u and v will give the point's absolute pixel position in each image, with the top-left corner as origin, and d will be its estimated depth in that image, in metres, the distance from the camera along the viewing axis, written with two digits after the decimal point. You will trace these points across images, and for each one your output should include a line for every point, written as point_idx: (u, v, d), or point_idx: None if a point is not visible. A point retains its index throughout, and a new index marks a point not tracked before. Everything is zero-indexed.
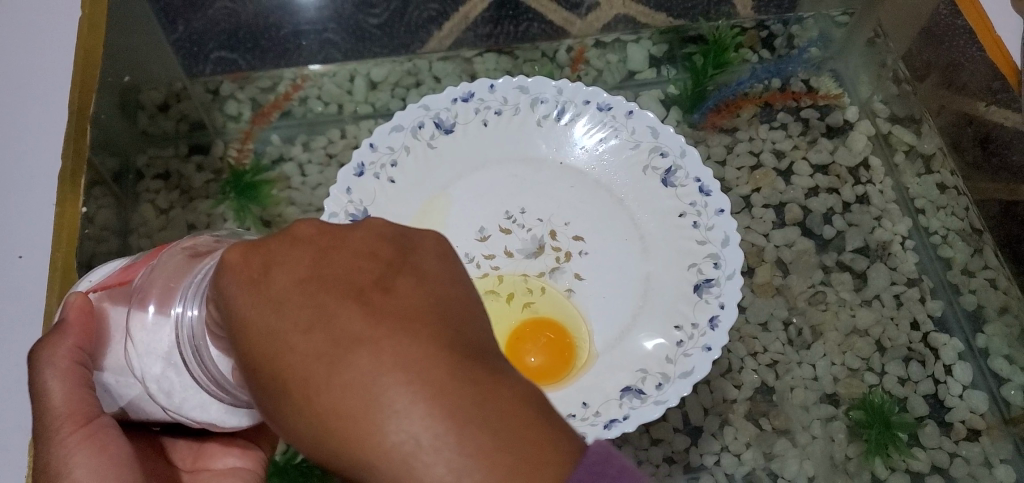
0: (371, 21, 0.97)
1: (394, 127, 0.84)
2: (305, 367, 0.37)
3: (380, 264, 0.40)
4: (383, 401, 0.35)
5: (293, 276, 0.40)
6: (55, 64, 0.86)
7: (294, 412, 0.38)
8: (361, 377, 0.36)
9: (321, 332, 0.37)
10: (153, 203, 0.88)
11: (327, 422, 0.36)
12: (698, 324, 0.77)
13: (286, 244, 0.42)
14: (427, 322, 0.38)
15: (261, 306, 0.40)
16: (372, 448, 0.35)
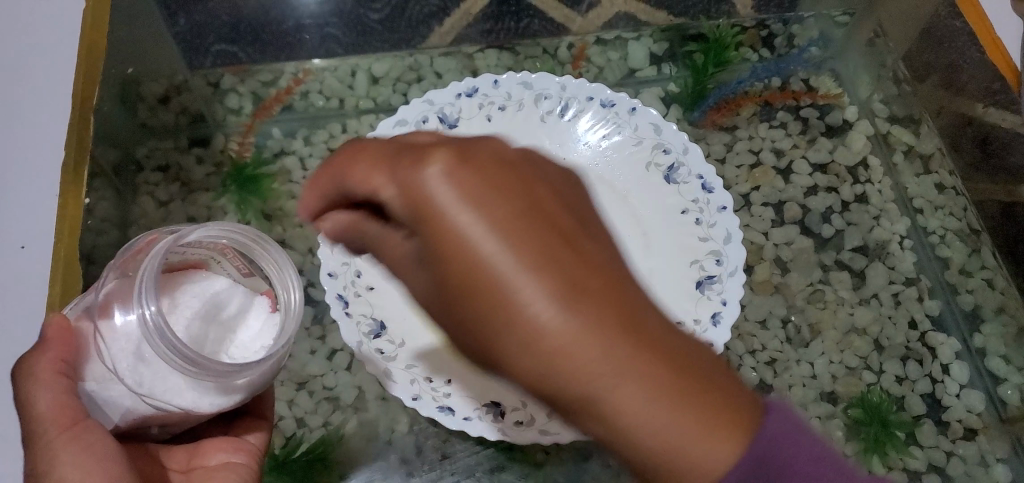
0: (371, 17, 0.97)
1: (397, 122, 0.84)
2: (529, 328, 0.39)
3: (575, 213, 0.42)
4: (595, 381, 0.39)
5: (504, 218, 0.39)
6: (57, 55, 0.86)
7: (511, 346, 0.40)
8: (589, 355, 0.38)
9: (551, 283, 0.39)
10: (153, 195, 0.88)
11: (545, 370, 0.39)
12: (700, 319, 0.79)
13: (493, 173, 0.40)
14: (627, 290, 0.41)
15: (478, 233, 0.38)
16: (587, 400, 0.40)
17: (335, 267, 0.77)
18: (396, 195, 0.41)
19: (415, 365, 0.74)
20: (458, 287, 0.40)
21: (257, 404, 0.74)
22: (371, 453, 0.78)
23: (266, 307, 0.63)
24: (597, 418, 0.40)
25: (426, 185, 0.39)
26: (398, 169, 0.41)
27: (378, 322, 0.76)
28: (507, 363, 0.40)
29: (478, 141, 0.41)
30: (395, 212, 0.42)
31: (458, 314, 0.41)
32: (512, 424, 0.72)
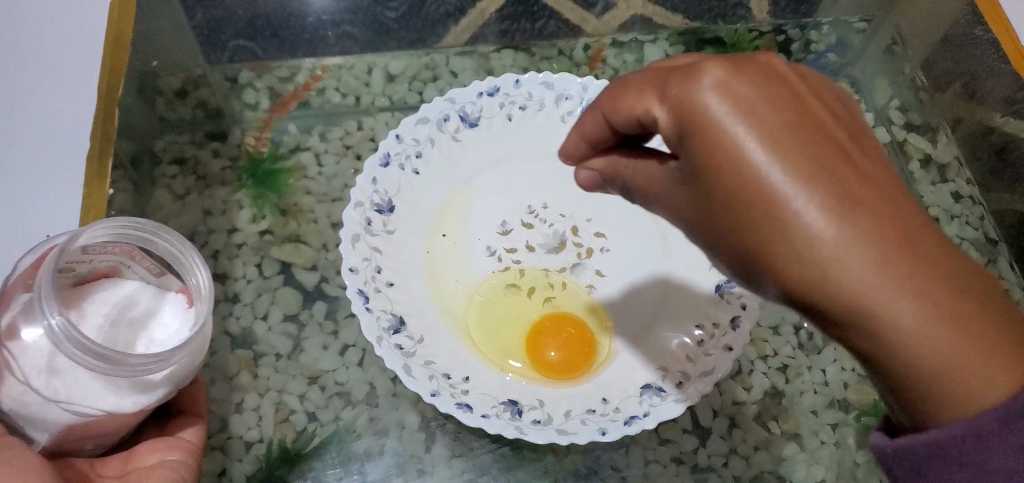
0: (389, 15, 0.98)
1: (420, 119, 0.84)
2: (809, 244, 0.42)
3: (846, 132, 0.46)
4: (877, 296, 0.42)
5: (778, 131, 0.43)
6: (83, 47, 0.87)
7: (779, 255, 0.43)
8: (867, 272, 0.41)
9: (825, 193, 0.42)
10: (171, 188, 0.87)
11: (815, 278, 0.42)
12: (719, 323, 0.77)
13: (761, 90, 0.44)
14: (907, 207, 0.44)
15: (752, 145, 0.43)
16: (862, 315, 0.42)
17: (356, 261, 0.76)
18: (666, 117, 0.46)
19: (432, 362, 0.73)
20: (727, 201, 0.44)
21: (187, 399, 0.69)
22: (381, 450, 0.78)
23: (180, 301, 0.63)
24: (873, 330, 0.43)
25: (702, 101, 0.44)
26: (668, 90, 0.46)
27: (397, 317, 0.75)
28: (775, 273, 0.44)
29: (748, 64, 0.46)
30: (666, 136, 0.47)
31: (727, 229, 0.45)
32: (530, 422, 0.71)
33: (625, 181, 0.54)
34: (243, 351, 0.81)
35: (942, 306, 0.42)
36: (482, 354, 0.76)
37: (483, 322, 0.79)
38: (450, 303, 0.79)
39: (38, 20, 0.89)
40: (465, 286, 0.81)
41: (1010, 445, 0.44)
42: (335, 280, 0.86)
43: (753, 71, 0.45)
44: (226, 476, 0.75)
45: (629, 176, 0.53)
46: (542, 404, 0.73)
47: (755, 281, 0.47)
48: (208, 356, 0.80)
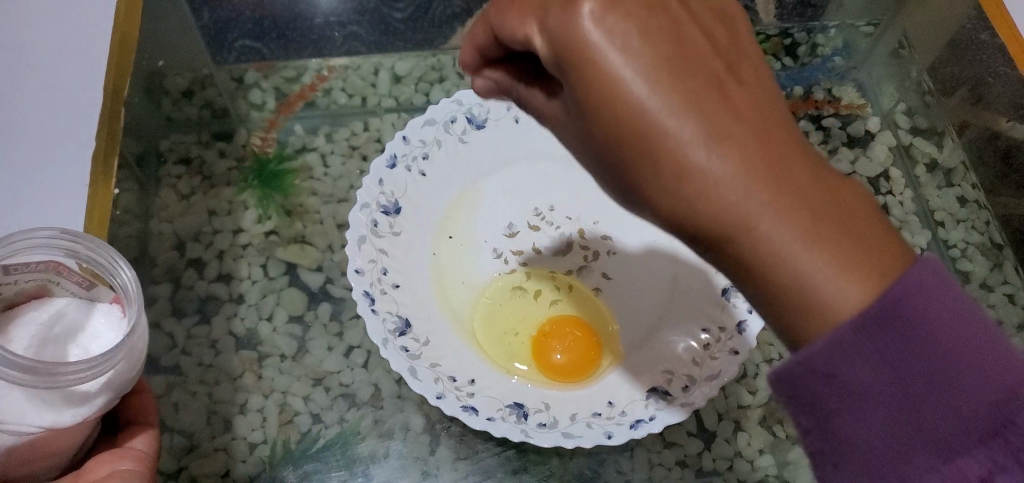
0: (395, 16, 0.98)
1: (426, 121, 0.85)
2: (682, 169, 0.44)
3: (719, 53, 0.47)
4: (745, 217, 0.44)
5: (652, 60, 0.44)
6: (87, 43, 0.87)
7: (657, 184, 0.45)
8: (734, 194, 0.43)
9: (697, 123, 0.43)
10: (175, 188, 0.87)
11: (691, 206, 0.44)
12: (725, 327, 0.77)
13: (635, 12, 0.44)
14: (774, 126, 0.45)
15: (627, 77, 0.43)
16: (730, 235, 0.44)
17: (362, 264, 0.76)
18: (545, 47, 0.46)
19: (438, 365, 0.73)
20: (603, 133, 0.45)
21: (134, 408, 0.67)
22: (387, 452, 0.77)
23: (113, 310, 0.60)
24: (738, 250, 0.45)
25: (579, 31, 0.43)
26: (546, 18, 0.45)
27: (403, 320, 0.75)
28: (653, 202, 0.46)
29: None
30: (545, 63, 0.47)
31: (606, 157, 0.47)
32: (536, 425, 0.71)
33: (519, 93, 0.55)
34: (248, 352, 0.81)
35: (812, 227, 0.44)
36: (487, 357, 0.76)
37: (488, 324, 0.79)
38: (456, 305, 0.79)
39: (45, 16, 0.89)
40: (471, 288, 0.81)
41: (874, 352, 0.44)
42: (340, 281, 0.86)
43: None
44: (230, 478, 0.75)
45: (527, 92, 0.55)
46: (547, 407, 0.73)
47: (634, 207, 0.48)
48: (212, 357, 0.80)
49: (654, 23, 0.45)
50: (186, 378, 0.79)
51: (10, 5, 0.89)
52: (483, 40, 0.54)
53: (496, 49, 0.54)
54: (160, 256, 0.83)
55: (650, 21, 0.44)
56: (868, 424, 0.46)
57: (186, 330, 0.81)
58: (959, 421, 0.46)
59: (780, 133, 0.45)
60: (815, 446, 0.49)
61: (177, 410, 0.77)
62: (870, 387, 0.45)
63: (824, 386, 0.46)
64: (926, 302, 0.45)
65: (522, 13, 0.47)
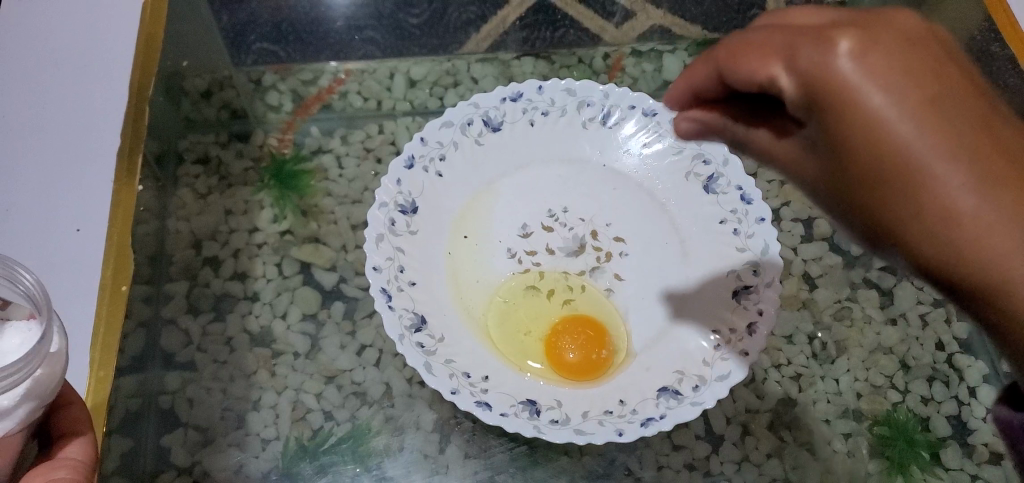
0: (411, 21, 0.99)
1: (444, 123, 0.87)
2: (954, 221, 0.41)
3: (984, 91, 0.43)
4: (1016, 274, 0.42)
5: (923, 102, 0.41)
6: (116, 46, 0.92)
7: (918, 233, 0.43)
8: (1010, 248, 0.41)
9: (970, 171, 0.41)
10: (193, 188, 0.88)
11: (957, 255, 0.42)
12: (736, 328, 0.78)
13: (899, 48, 0.42)
14: None
15: (897, 122, 0.41)
16: (1000, 287, 0.42)
17: (380, 261, 0.78)
18: (794, 90, 0.44)
19: (453, 360, 0.74)
20: (859, 176, 0.44)
21: (63, 417, 0.60)
22: (399, 447, 0.78)
23: (28, 324, 0.54)
24: (1004, 305, 0.43)
25: (838, 74, 0.41)
26: (798, 55, 0.43)
27: (419, 316, 0.76)
28: (910, 248, 0.44)
29: (882, 23, 0.43)
30: (793, 105, 0.44)
31: (859, 202, 0.45)
32: (548, 421, 0.72)
33: (734, 135, 0.53)
34: (262, 349, 0.82)
35: None
36: (501, 355, 0.77)
37: (502, 322, 0.80)
38: (470, 304, 0.81)
39: (79, 18, 0.94)
40: (485, 286, 0.82)
41: None
42: (354, 281, 0.87)
43: (889, 31, 0.43)
44: (243, 471, 0.76)
45: (743, 132, 0.52)
46: (560, 404, 0.74)
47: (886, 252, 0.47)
48: (227, 354, 0.81)
49: (924, 59, 0.42)
50: (200, 374, 0.80)
51: (46, 9, 0.94)
52: (702, 78, 0.51)
53: (716, 91, 0.51)
54: (178, 254, 0.85)
55: (917, 58, 0.42)
56: None
57: (201, 327, 0.82)
58: None
59: None
60: None
61: (191, 405, 0.79)
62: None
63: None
64: None
65: (764, 53, 0.45)
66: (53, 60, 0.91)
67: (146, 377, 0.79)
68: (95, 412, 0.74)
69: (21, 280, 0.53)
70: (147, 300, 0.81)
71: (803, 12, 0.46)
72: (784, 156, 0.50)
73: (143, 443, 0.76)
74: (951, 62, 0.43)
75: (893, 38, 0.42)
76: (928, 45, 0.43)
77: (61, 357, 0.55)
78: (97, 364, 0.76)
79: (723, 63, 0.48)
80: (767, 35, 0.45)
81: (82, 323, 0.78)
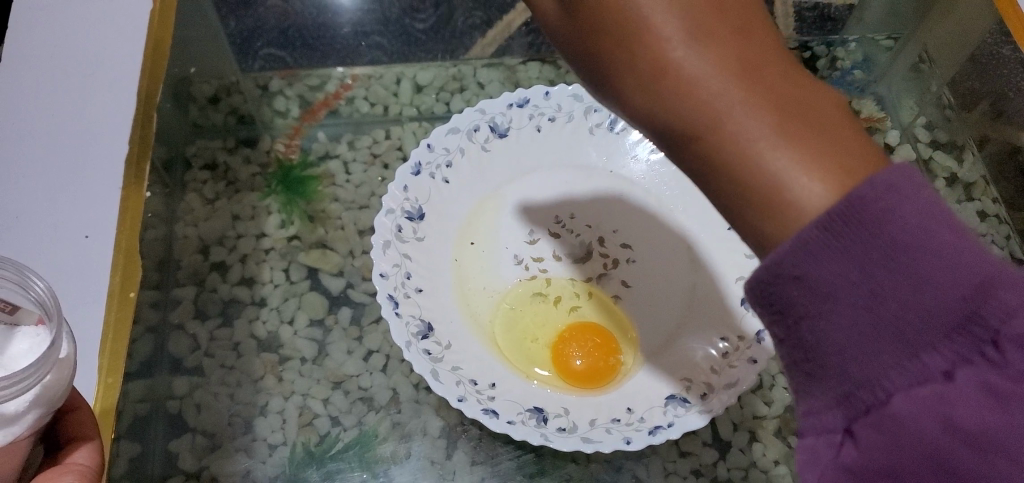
0: (417, 26, 0.99)
1: (450, 130, 0.87)
2: (661, 62, 0.42)
3: None
4: (719, 115, 0.41)
5: None
6: (123, 52, 0.93)
7: (633, 78, 0.43)
8: (710, 87, 0.41)
9: (675, 12, 0.42)
10: (200, 193, 0.88)
11: (665, 96, 0.42)
12: (744, 336, 0.77)
13: None
14: (757, 29, 0.42)
15: None
16: (705, 130, 0.42)
17: (387, 268, 0.78)
18: None
19: (460, 368, 0.74)
20: (580, 29, 0.44)
21: (70, 422, 0.60)
22: (406, 453, 0.78)
23: (37, 329, 0.55)
24: (710, 148, 0.42)
25: None
26: None
27: (426, 324, 0.76)
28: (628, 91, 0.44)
29: None
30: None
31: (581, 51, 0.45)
32: (556, 430, 0.71)
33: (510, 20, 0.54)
34: (269, 355, 0.82)
35: (785, 125, 0.41)
36: (508, 362, 0.77)
37: (509, 329, 0.80)
38: (477, 311, 0.80)
39: (87, 23, 0.95)
40: (492, 293, 0.82)
41: (843, 255, 0.40)
42: (361, 287, 0.87)
43: None
44: (250, 477, 0.76)
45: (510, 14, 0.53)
46: (567, 412, 0.74)
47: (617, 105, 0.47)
48: (234, 359, 0.82)
49: None
50: (208, 379, 0.80)
51: (56, 14, 0.95)
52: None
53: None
54: (185, 260, 0.85)
55: None
56: (840, 330, 0.41)
57: (209, 332, 0.82)
58: (936, 319, 0.40)
59: (764, 41, 0.42)
60: (793, 357, 0.45)
61: (199, 411, 0.79)
62: (834, 285, 0.40)
63: (794, 288, 0.41)
64: (896, 191, 0.39)
65: None
66: (60, 64, 0.92)
67: (154, 382, 0.79)
68: (103, 418, 0.73)
69: (33, 286, 0.53)
70: (156, 305, 0.81)
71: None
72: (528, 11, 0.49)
73: (151, 449, 0.76)
74: None
75: None
76: None
77: (71, 364, 0.55)
78: (105, 371, 0.76)
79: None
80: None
81: (93, 329, 0.78)
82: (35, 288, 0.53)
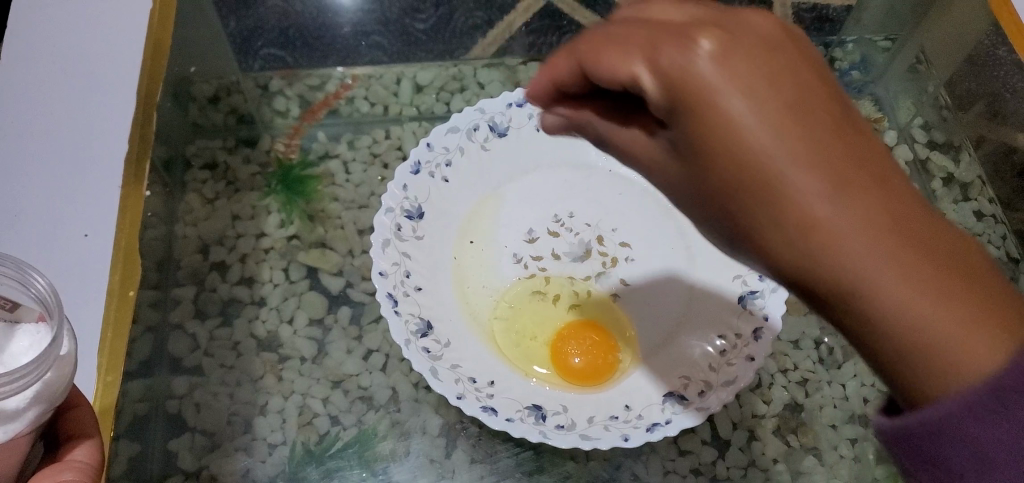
0: (417, 26, 0.99)
1: (450, 129, 0.87)
2: (813, 230, 0.38)
3: (846, 97, 0.40)
4: (875, 287, 0.38)
5: (777, 108, 0.38)
6: (123, 50, 0.93)
7: (778, 241, 0.39)
8: (868, 259, 0.38)
9: (828, 178, 0.38)
10: (200, 192, 0.89)
11: (814, 263, 0.39)
12: (742, 334, 0.78)
13: (757, 51, 0.39)
14: (901, 181, 0.39)
15: (748, 122, 0.38)
16: (859, 299, 0.39)
17: (386, 266, 0.78)
18: (654, 89, 0.39)
19: (459, 366, 0.75)
20: (719, 182, 0.40)
21: (70, 420, 0.61)
22: (405, 452, 0.78)
23: (37, 327, 0.55)
24: (861, 313, 0.39)
25: (693, 69, 0.38)
26: (656, 51, 0.39)
27: (425, 322, 0.77)
28: (777, 261, 0.40)
29: (741, 26, 0.40)
30: (654, 106, 0.40)
31: (719, 205, 0.41)
32: (554, 427, 0.72)
33: (597, 132, 0.48)
34: (269, 354, 0.83)
35: (943, 293, 0.38)
36: (507, 361, 0.77)
37: (508, 328, 0.80)
38: (476, 310, 0.81)
39: (87, 21, 0.95)
40: (491, 291, 0.82)
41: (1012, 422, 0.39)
42: (360, 286, 0.87)
43: (750, 35, 0.39)
44: (250, 476, 0.77)
45: (603, 127, 0.47)
46: (565, 409, 0.74)
47: (750, 259, 0.43)
48: (234, 358, 0.82)
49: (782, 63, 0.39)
50: (208, 378, 0.80)
51: (55, 12, 0.95)
52: (563, 73, 0.45)
53: (583, 90, 0.45)
54: (185, 260, 0.85)
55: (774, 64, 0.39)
56: None
57: (208, 332, 0.83)
58: None
59: (914, 197, 0.39)
60: None
61: (198, 410, 0.79)
62: (994, 448, 0.39)
63: (952, 451, 0.40)
64: None
65: (621, 46, 0.40)
66: (59, 61, 0.92)
67: (154, 381, 0.79)
68: (102, 416, 0.73)
69: (33, 284, 0.54)
70: (155, 305, 0.81)
71: (665, 6, 0.43)
72: (651, 158, 0.45)
73: (151, 448, 0.76)
74: (809, 66, 0.40)
75: (752, 42, 0.39)
76: (784, 47, 0.40)
77: (71, 361, 0.55)
78: (104, 370, 0.75)
79: (585, 57, 0.42)
80: (630, 27, 0.41)
81: (92, 329, 0.78)
82: (35, 286, 0.53)
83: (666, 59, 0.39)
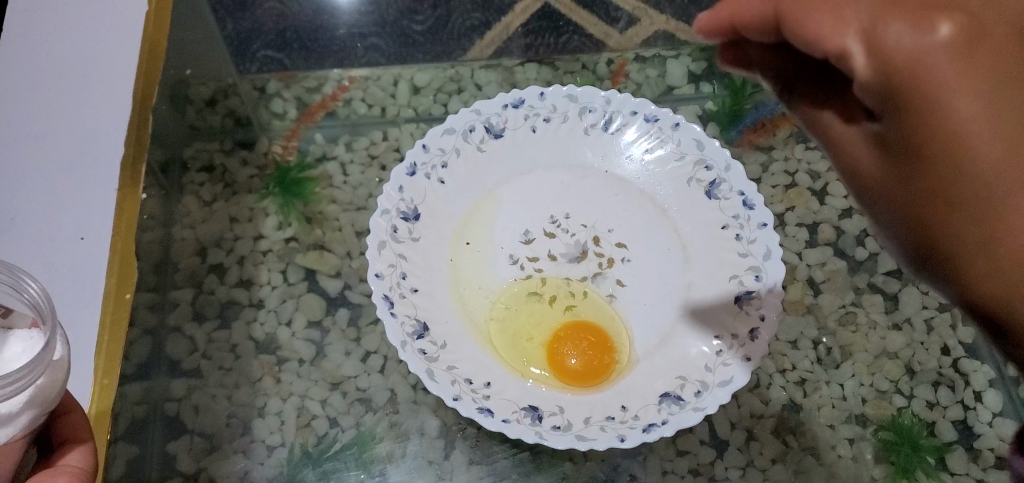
0: (415, 28, 0.99)
1: (446, 130, 0.87)
2: (1014, 248, 0.41)
3: None
4: None
5: (1001, 116, 0.41)
6: (118, 52, 0.93)
7: (971, 249, 0.43)
8: None
9: None
10: (198, 195, 0.89)
11: (1002, 278, 0.42)
12: (738, 334, 0.78)
13: (1001, 55, 0.42)
14: None
15: (965, 125, 0.42)
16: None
17: (382, 268, 0.78)
18: (867, 66, 0.44)
19: (455, 367, 0.75)
20: (927, 181, 0.44)
21: (63, 425, 0.60)
22: (403, 453, 0.78)
23: (30, 332, 0.55)
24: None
25: (916, 52, 0.42)
26: (877, 28, 0.43)
27: (421, 323, 0.77)
28: (962, 264, 0.44)
29: (995, 28, 0.43)
30: (863, 83, 0.45)
31: (920, 201, 0.45)
32: (550, 428, 0.72)
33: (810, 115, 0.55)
34: (267, 356, 0.82)
35: None
36: (503, 362, 0.77)
37: (505, 329, 0.80)
38: (472, 311, 0.81)
39: (82, 24, 0.95)
40: (488, 292, 0.82)
41: None
42: (358, 287, 0.87)
43: (998, 37, 0.42)
44: (249, 478, 0.76)
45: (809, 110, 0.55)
46: (562, 410, 0.74)
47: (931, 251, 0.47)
48: (232, 361, 0.82)
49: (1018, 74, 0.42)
50: (206, 381, 0.80)
51: (50, 14, 0.95)
52: (761, 29, 0.52)
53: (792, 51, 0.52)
54: (183, 262, 0.85)
55: (1013, 72, 0.42)
56: None
57: (207, 334, 0.83)
58: None
59: None
60: None
61: (197, 412, 0.79)
62: None
63: None
64: None
65: (841, 21, 0.45)
66: (53, 64, 0.92)
67: (153, 384, 0.79)
68: (98, 420, 0.73)
69: (25, 288, 0.54)
70: (152, 307, 0.81)
71: None
72: (847, 145, 0.51)
73: (149, 451, 0.76)
74: None
75: (997, 44, 0.42)
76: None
77: (64, 366, 0.55)
78: (100, 373, 0.75)
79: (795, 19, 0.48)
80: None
81: (86, 332, 0.77)
82: (28, 290, 0.53)
83: (889, 32, 0.43)
